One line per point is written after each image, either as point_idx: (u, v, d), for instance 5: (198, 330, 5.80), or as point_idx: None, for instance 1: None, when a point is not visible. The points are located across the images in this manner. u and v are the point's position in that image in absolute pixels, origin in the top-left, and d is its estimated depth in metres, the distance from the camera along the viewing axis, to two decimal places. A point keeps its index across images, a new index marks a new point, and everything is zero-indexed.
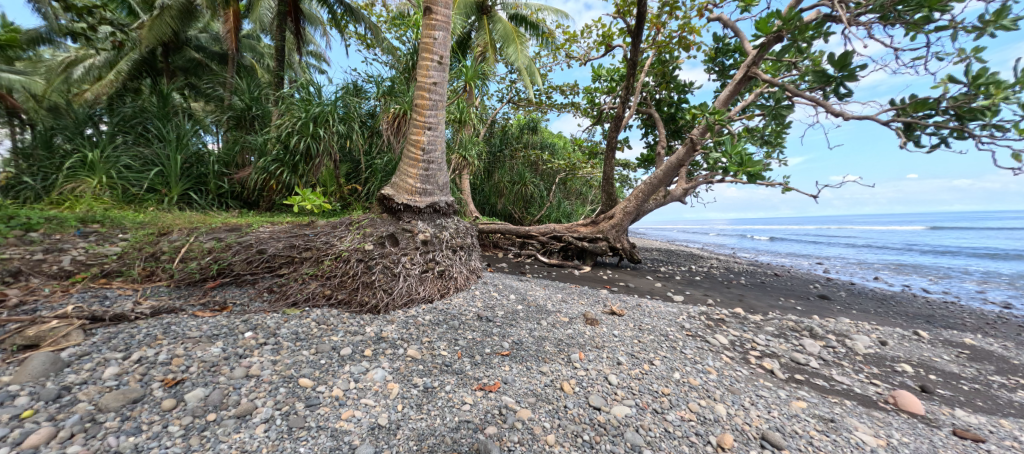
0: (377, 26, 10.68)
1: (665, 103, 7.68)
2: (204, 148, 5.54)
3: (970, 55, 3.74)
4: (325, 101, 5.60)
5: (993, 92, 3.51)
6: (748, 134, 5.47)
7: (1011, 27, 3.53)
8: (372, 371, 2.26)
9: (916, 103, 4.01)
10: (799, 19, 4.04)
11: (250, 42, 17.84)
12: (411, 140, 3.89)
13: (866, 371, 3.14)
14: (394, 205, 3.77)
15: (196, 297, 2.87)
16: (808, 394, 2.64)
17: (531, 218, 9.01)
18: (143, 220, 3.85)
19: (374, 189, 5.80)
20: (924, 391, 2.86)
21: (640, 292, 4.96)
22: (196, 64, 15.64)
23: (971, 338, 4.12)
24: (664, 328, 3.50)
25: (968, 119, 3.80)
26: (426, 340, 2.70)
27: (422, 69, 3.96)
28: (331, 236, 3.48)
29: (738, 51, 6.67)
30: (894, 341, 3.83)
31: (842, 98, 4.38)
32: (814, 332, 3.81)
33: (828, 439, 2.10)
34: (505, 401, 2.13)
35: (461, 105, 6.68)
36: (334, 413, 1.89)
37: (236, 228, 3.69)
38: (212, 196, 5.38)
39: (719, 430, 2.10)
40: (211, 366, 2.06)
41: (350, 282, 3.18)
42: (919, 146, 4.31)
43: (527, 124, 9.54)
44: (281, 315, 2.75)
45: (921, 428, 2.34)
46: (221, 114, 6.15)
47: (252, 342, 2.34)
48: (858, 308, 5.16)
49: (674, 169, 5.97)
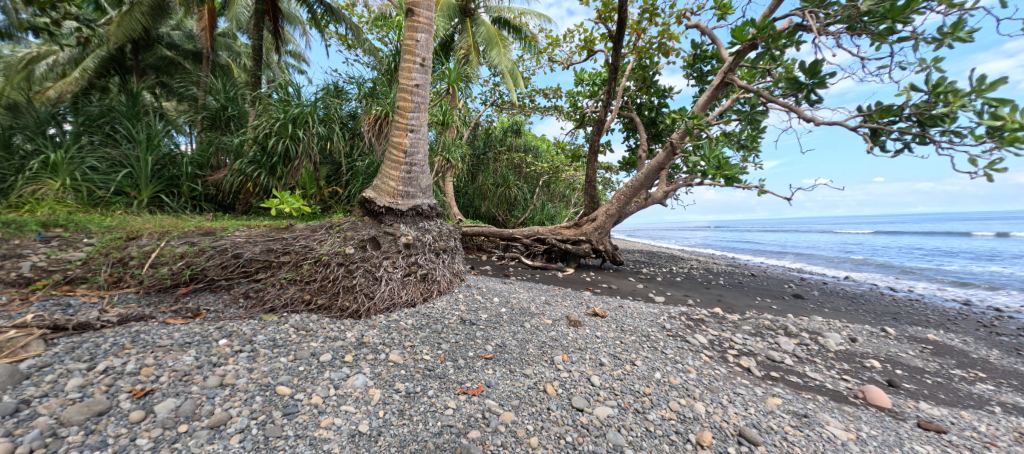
0: (357, 27, 10.52)
1: (646, 107, 7.81)
2: (177, 149, 5.33)
3: (930, 65, 3.93)
4: (304, 102, 5.44)
5: (950, 100, 3.68)
6: (725, 138, 5.60)
7: (967, 39, 3.74)
8: (352, 377, 2.22)
9: (881, 110, 4.18)
10: (773, 28, 4.15)
11: (226, 41, 17.38)
12: (393, 142, 3.85)
13: (838, 367, 3.25)
14: (376, 208, 3.73)
15: (168, 304, 2.78)
16: (783, 391, 2.72)
17: (515, 221, 9.04)
18: (110, 225, 3.67)
19: (355, 192, 5.75)
20: (891, 385, 2.99)
21: (622, 293, 5.02)
22: (168, 63, 15.18)
23: (934, 334, 4.33)
24: (646, 329, 3.55)
25: (929, 125, 4.00)
26: (409, 344, 2.67)
27: (404, 71, 3.90)
28: (311, 239, 3.41)
29: (716, 58, 6.83)
30: (864, 338, 3.98)
31: (813, 104, 4.52)
32: (789, 331, 3.93)
33: (801, 434, 2.17)
34: (489, 404, 2.12)
35: (444, 108, 6.62)
36: (313, 421, 1.85)
37: (210, 232, 3.57)
38: (184, 198, 5.20)
39: (698, 428, 2.14)
40: (183, 376, 1.99)
41: (330, 286, 3.12)
42: (884, 151, 4.48)
43: (511, 127, 9.57)
44: (257, 322, 2.68)
45: (888, 421, 2.44)
46: (195, 113, 5.93)
47: (226, 350, 2.27)
48: (830, 306, 5.35)
49: (655, 172, 6.05)
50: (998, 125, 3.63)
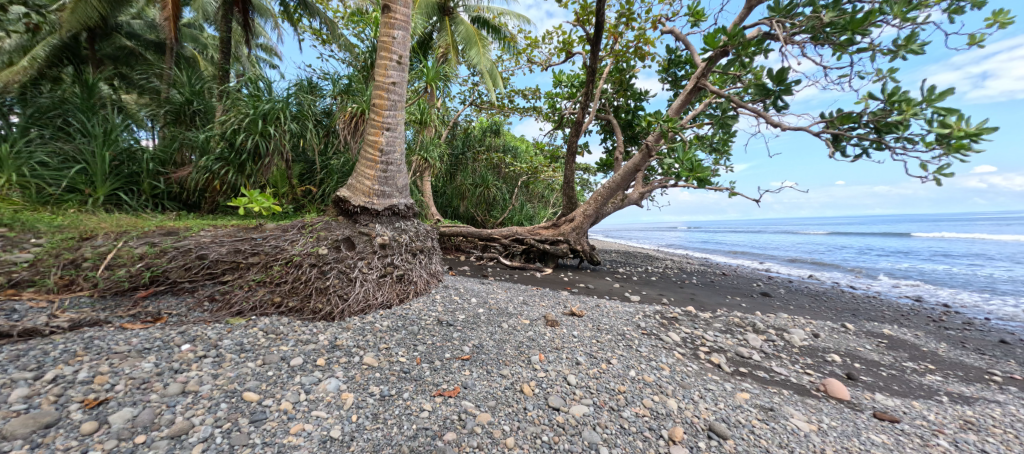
0: (333, 22, 10.28)
1: (623, 110, 7.97)
2: (137, 144, 5.05)
3: (886, 75, 4.16)
4: (275, 98, 5.25)
5: (904, 108, 3.92)
6: (699, 141, 5.77)
7: (918, 51, 3.98)
8: (324, 381, 2.16)
9: (842, 117, 4.40)
10: (742, 35, 4.30)
11: (192, 33, 16.66)
12: (369, 141, 3.77)
13: (802, 362, 3.40)
14: (351, 208, 3.65)
15: (125, 308, 2.63)
16: (751, 385, 2.82)
17: (494, 221, 9.03)
18: (62, 224, 3.44)
19: (330, 191, 5.64)
20: (851, 378, 3.15)
21: (599, 293, 5.09)
22: (128, 53, 14.44)
23: (889, 329, 4.59)
24: (621, 328, 3.61)
25: (884, 132, 4.24)
26: (383, 346, 2.62)
27: (381, 68, 3.83)
28: (281, 239, 3.30)
29: (690, 63, 7.03)
30: (826, 333, 4.18)
31: (780, 110, 4.71)
32: (757, 327, 4.08)
33: (767, 427, 2.25)
34: (465, 405, 2.11)
35: (422, 106, 6.55)
36: (282, 427, 1.79)
37: (173, 232, 3.40)
38: (145, 197, 4.94)
39: (670, 424, 2.19)
40: (141, 384, 1.88)
41: (302, 288, 3.02)
42: (845, 155, 4.72)
43: (490, 127, 9.56)
44: (223, 326, 2.57)
45: (848, 412, 2.57)
46: (157, 107, 5.65)
47: (189, 355, 2.17)
48: (795, 303, 5.60)
49: (631, 173, 6.18)
50: (946, 133, 3.88)
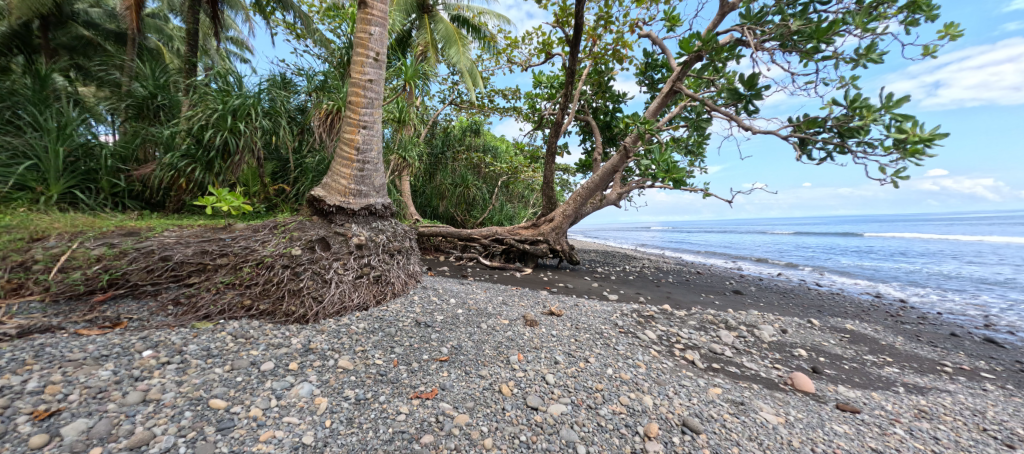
0: (307, 17, 10.04)
1: (601, 111, 8.10)
2: (95, 140, 4.78)
3: (848, 82, 4.37)
4: (246, 93, 5.07)
5: (864, 114, 4.13)
6: (675, 143, 5.91)
7: (877, 61, 4.20)
8: (297, 386, 2.10)
9: (808, 122, 4.60)
10: (715, 41, 4.43)
11: (157, 23, 15.91)
12: (345, 139, 3.70)
13: (771, 357, 3.53)
14: (326, 207, 3.56)
15: (81, 313, 2.48)
16: (723, 381, 2.91)
17: (473, 221, 8.99)
18: (10, 224, 3.21)
19: (304, 190, 5.51)
20: (817, 372, 3.29)
21: (578, 292, 5.14)
22: (85, 43, 13.67)
23: (852, 324, 4.83)
24: (598, 327, 3.66)
25: (847, 136, 4.45)
26: (359, 349, 2.57)
27: (357, 65, 3.76)
28: (252, 240, 3.18)
29: (666, 67, 7.20)
30: (793, 329, 4.36)
31: (751, 114, 4.87)
32: (729, 324, 4.21)
33: (738, 420, 2.33)
34: (443, 407, 2.09)
35: (400, 105, 6.46)
36: (251, 435, 1.72)
37: (134, 232, 3.23)
38: (104, 195, 4.66)
39: (646, 420, 2.23)
40: (98, 393, 1.78)
41: (274, 290, 2.93)
42: (811, 159, 4.92)
43: (470, 126, 9.53)
44: (188, 330, 2.46)
45: (813, 405, 2.68)
46: (117, 101, 5.35)
47: (151, 362, 2.06)
48: (765, 300, 5.82)
49: (609, 174, 6.27)
50: (902, 138, 4.11)
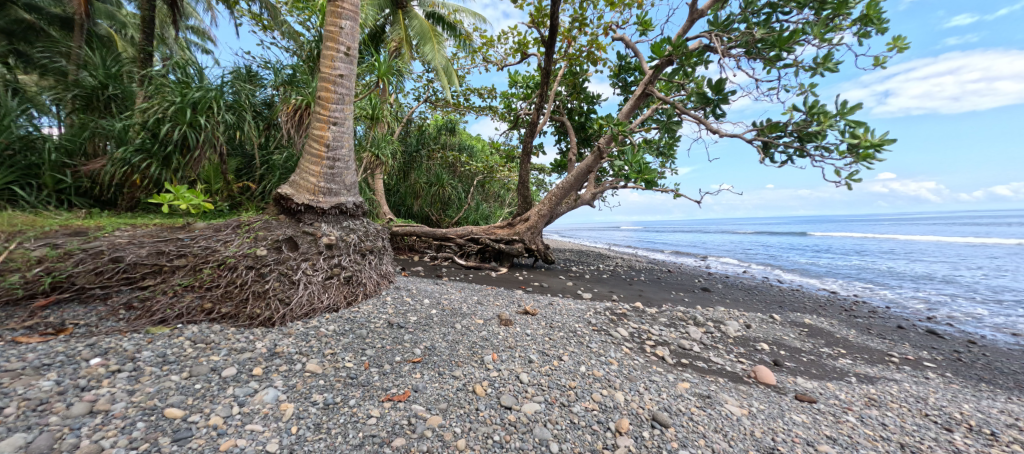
0: (274, 8, 9.65)
1: (576, 112, 8.22)
2: (37, 132, 4.43)
3: (808, 89, 4.60)
4: (207, 85, 4.82)
5: (822, 120, 4.37)
6: (647, 145, 6.06)
7: (833, 69, 4.45)
8: (261, 392, 2.01)
9: (771, 126, 4.82)
10: (685, 46, 4.56)
11: (109, 9, 14.91)
12: (314, 135, 3.59)
13: (736, 351, 3.68)
14: (294, 206, 3.44)
15: (18, 320, 2.29)
16: (691, 375, 3.01)
17: (449, 221, 8.91)
18: None
19: (271, 188, 5.32)
20: (778, 364, 3.46)
21: (552, 291, 5.20)
22: (27, 28, 12.65)
23: (810, 318, 5.11)
24: (571, 325, 3.71)
25: (806, 141, 4.69)
26: (329, 352, 2.50)
27: (327, 59, 3.66)
28: (213, 240, 3.04)
29: (638, 70, 7.39)
30: (757, 324, 4.56)
31: (718, 118, 5.05)
32: (698, 320, 4.36)
33: (705, 413, 2.41)
34: (415, 409, 2.06)
35: (373, 102, 6.37)
36: (210, 445, 1.64)
37: (81, 232, 3.01)
38: (48, 192, 4.31)
39: (617, 416, 2.27)
40: (37, 405, 1.64)
41: (237, 292, 2.81)
42: (773, 162, 5.14)
43: (445, 125, 9.44)
44: (142, 336, 2.32)
45: (774, 396, 2.82)
46: (62, 90, 4.97)
47: (99, 371, 1.93)
48: (732, 297, 6.08)
49: (584, 175, 6.36)
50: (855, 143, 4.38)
